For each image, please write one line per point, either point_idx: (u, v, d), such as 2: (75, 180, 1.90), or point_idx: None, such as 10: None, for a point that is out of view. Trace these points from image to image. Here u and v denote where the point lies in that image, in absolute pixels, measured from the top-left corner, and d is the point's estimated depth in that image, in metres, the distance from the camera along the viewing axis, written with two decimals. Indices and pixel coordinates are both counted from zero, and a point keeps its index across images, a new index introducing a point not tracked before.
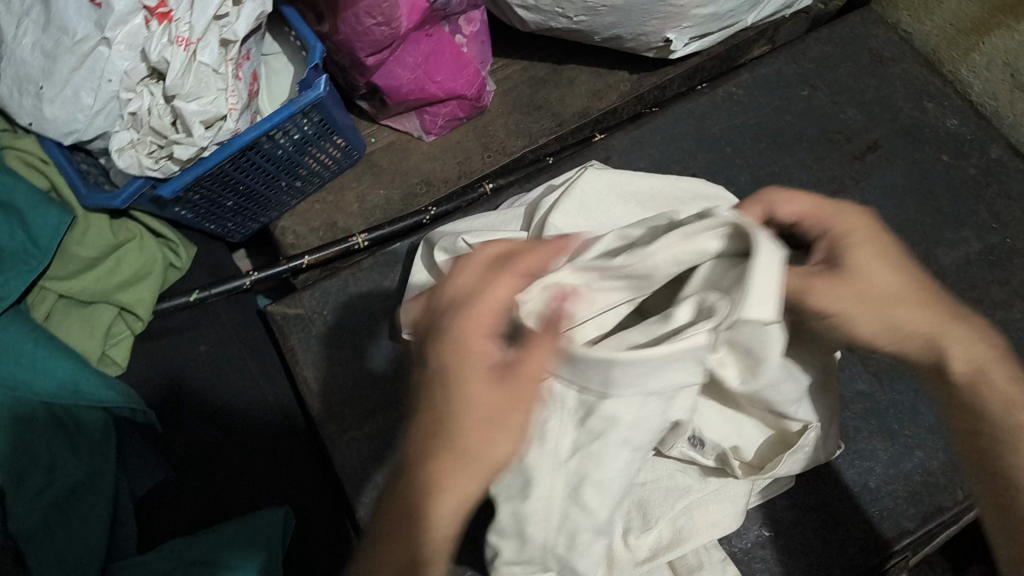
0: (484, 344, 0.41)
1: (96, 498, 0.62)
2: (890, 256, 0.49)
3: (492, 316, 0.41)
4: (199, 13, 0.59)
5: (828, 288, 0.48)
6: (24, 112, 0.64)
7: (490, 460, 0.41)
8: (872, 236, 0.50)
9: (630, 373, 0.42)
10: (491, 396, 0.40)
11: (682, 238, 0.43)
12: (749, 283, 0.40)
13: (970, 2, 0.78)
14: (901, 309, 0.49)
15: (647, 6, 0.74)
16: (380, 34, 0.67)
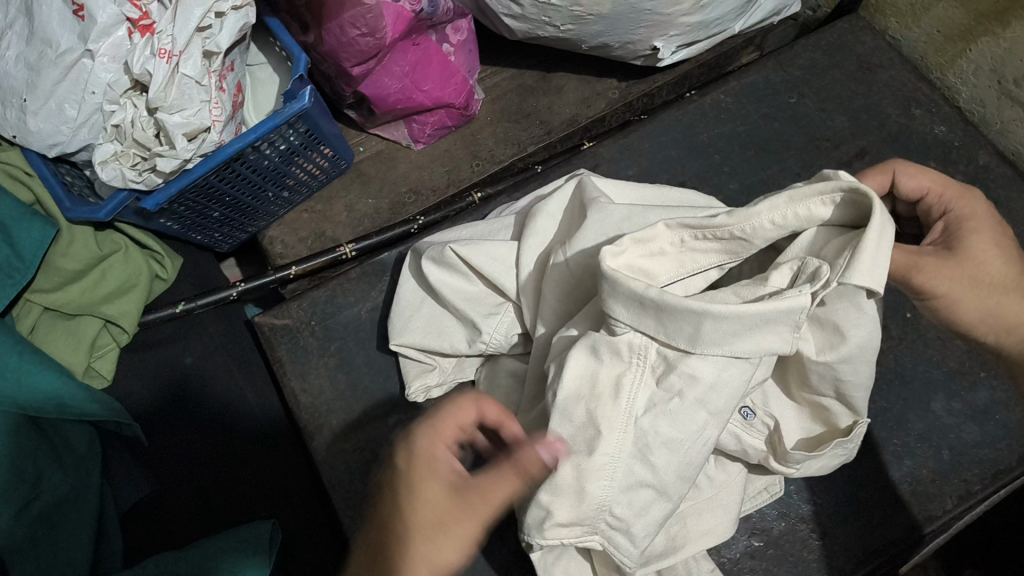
0: (445, 454, 0.46)
1: (81, 513, 0.61)
2: (1000, 242, 0.55)
3: (454, 432, 0.47)
4: (181, 26, 0.59)
5: (938, 268, 0.53)
6: (8, 125, 0.64)
7: (436, 566, 0.44)
8: (995, 222, 0.55)
9: (721, 328, 0.43)
10: (445, 503, 0.45)
11: (791, 202, 0.44)
12: (862, 250, 0.42)
13: (956, 9, 0.78)
14: (1005, 278, 0.55)
15: (634, 14, 0.74)
16: (366, 44, 0.67)
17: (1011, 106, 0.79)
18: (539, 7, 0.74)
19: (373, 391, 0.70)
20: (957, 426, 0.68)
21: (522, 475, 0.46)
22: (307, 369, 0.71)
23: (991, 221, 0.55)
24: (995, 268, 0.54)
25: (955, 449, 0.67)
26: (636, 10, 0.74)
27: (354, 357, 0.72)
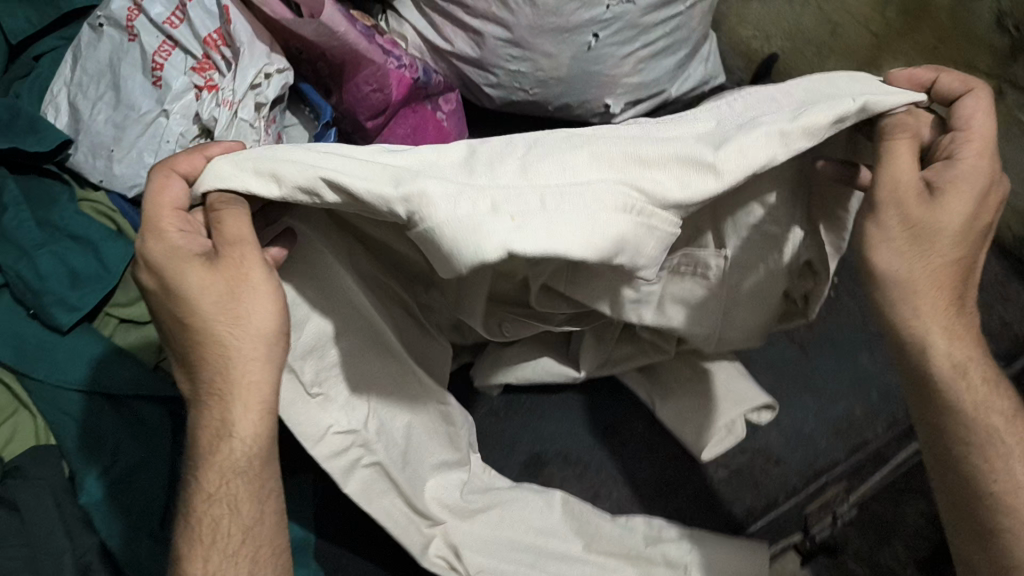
0: (178, 243, 0.58)
1: (152, 474, 0.78)
2: (970, 211, 0.58)
3: (176, 219, 0.58)
4: (239, 81, 0.78)
5: (905, 184, 0.58)
6: (96, 172, 0.83)
7: (237, 325, 0.59)
8: (983, 187, 0.58)
9: (438, 185, 0.52)
10: (201, 278, 0.58)
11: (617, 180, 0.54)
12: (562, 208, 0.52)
13: (845, 63, 0.97)
14: (945, 240, 0.59)
15: (587, 77, 0.94)
16: (376, 99, 0.86)
17: None
18: (510, 74, 0.95)
19: None
20: (877, 373, 0.85)
21: (241, 230, 0.57)
22: None
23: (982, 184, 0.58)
24: (943, 238, 0.58)
25: (882, 391, 0.84)
26: (586, 72, 0.93)
27: None
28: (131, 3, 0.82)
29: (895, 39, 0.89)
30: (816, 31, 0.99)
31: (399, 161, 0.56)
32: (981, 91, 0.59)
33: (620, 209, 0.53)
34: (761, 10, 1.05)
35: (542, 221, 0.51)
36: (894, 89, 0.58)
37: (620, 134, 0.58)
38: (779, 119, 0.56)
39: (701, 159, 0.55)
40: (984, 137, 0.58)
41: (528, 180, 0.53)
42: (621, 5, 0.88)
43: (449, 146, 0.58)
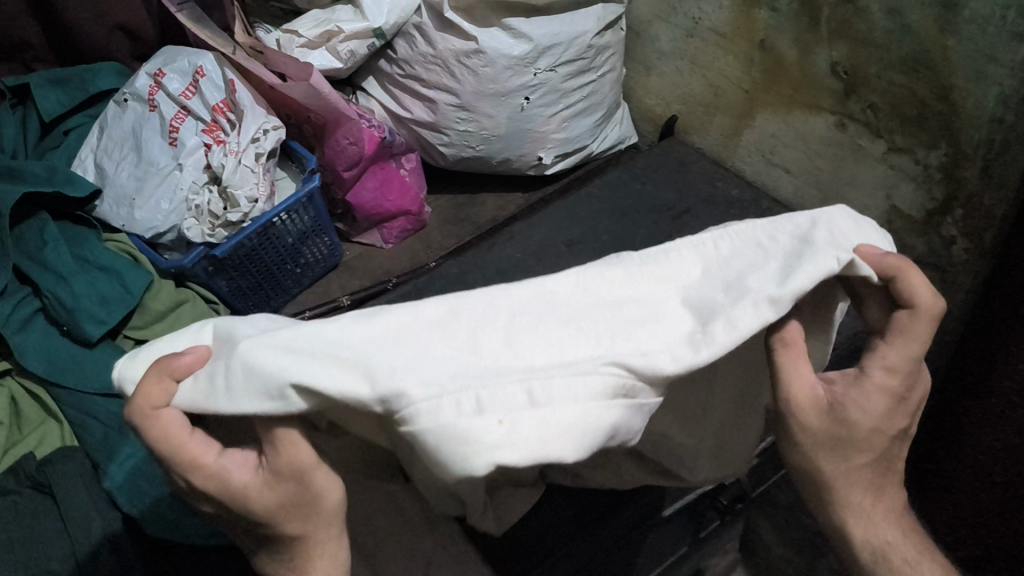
0: (207, 463, 0.52)
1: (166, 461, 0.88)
2: (888, 406, 0.60)
3: (191, 443, 0.51)
4: (243, 136, 0.97)
5: (805, 385, 0.57)
6: (119, 217, 0.99)
7: (311, 513, 0.54)
8: (901, 387, 0.59)
9: (407, 359, 0.45)
10: (259, 496, 0.52)
11: (592, 365, 0.46)
12: (549, 399, 0.44)
13: (726, 119, 1.22)
14: (862, 438, 0.60)
15: (521, 133, 1.16)
16: (352, 151, 1.05)
17: (774, 169, 1.18)
18: (460, 134, 1.16)
19: None
20: None
21: (278, 450, 0.50)
22: None
23: (901, 386, 0.59)
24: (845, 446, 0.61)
25: None
26: (522, 129, 1.15)
27: None
28: (151, 82, 1.01)
29: (763, 93, 1.13)
30: (703, 93, 1.23)
31: (331, 362, 0.45)
32: (922, 310, 0.56)
33: (601, 399, 0.45)
34: (660, 82, 1.30)
35: (530, 418, 0.43)
36: (840, 238, 0.54)
37: (579, 305, 0.50)
38: (762, 282, 0.51)
39: (687, 331, 0.49)
40: (917, 345, 0.58)
41: (513, 357, 0.46)
42: (545, 73, 1.11)
43: (420, 302, 0.49)
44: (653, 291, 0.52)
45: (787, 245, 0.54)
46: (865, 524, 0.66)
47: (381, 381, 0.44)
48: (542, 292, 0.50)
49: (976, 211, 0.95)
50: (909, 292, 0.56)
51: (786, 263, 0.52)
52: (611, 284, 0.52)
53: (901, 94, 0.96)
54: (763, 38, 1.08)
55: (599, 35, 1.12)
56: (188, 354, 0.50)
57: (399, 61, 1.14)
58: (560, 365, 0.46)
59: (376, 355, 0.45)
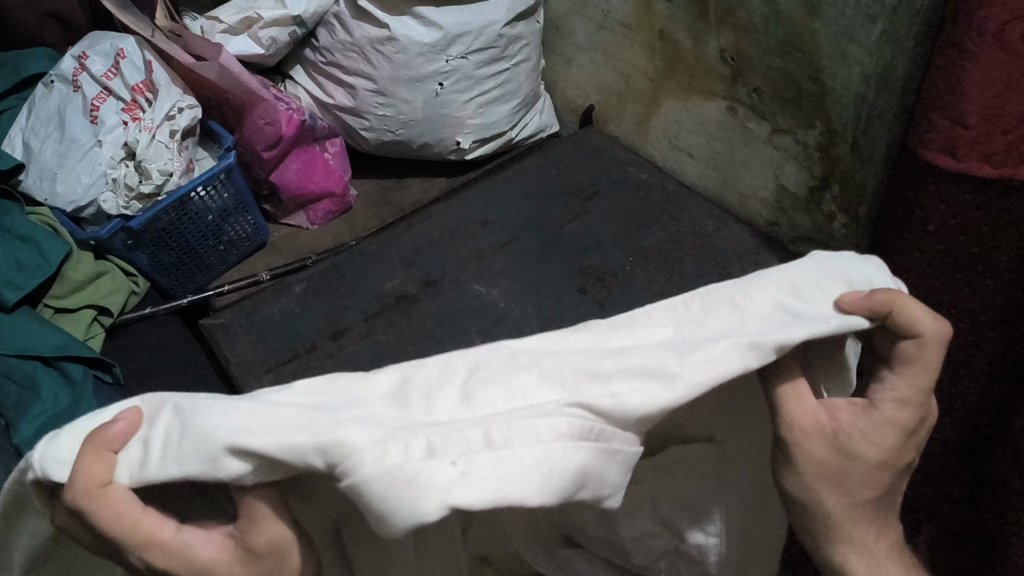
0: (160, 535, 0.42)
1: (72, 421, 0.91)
2: (893, 444, 0.50)
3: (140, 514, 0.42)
4: (157, 113, 1.03)
5: (802, 413, 0.50)
6: (41, 191, 1.04)
7: None
8: (908, 422, 0.50)
9: (353, 418, 0.41)
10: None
11: (559, 411, 0.42)
12: (507, 444, 0.40)
13: (637, 108, 1.28)
14: (864, 478, 0.51)
15: (438, 118, 1.22)
16: (269, 131, 1.11)
17: (681, 154, 1.24)
18: (379, 119, 1.21)
19: (289, 341, 1.07)
20: None
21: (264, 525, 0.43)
22: (241, 344, 1.07)
23: (908, 421, 0.50)
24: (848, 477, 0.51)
25: None
26: (437, 114, 1.21)
27: (282, 330, 1.08)
28: (76, 64, 1.07)
29: (666, 82, 1.20)
30: (616, 83, 1.29)
31: (280, 418, 0.40)
32: (926, 339, 0.49)
33: (571, 440, 0.41)
34: (579, 73, 1.36)
35: (489, 463, 0.40)
36: (828, 291, 0.50)
37: (547, 357, 0.46)
38: (748, 328, 0.47)
39: (665, 364, 0.44)
40: (920, 372, 0.49)
41: (468, 410, 0.42)
42: (457, 60, 1.16)
43: (374, 374, 0.45)
44: (630, 339, 0.47)
45: (776, 293, 0.49)
46: (856, 549, 0.55)
47: (325, 433, 0.39)
48: (504, 351, 0.46)
49: (852, 186, 1.00)
50: (906, 320, 0.48)
51: (787, 322, 0.47)
52: (576, 343, 0.47)
53: (780, 77, 1.02)
54: (662, 28, 1.15)
55: (509, 26, 1.19)
56: (119, 422, 0.42)
57: (321, 49, 1.20)
58: (521, 413, 0.42)
59: (315, 411, 0.41)
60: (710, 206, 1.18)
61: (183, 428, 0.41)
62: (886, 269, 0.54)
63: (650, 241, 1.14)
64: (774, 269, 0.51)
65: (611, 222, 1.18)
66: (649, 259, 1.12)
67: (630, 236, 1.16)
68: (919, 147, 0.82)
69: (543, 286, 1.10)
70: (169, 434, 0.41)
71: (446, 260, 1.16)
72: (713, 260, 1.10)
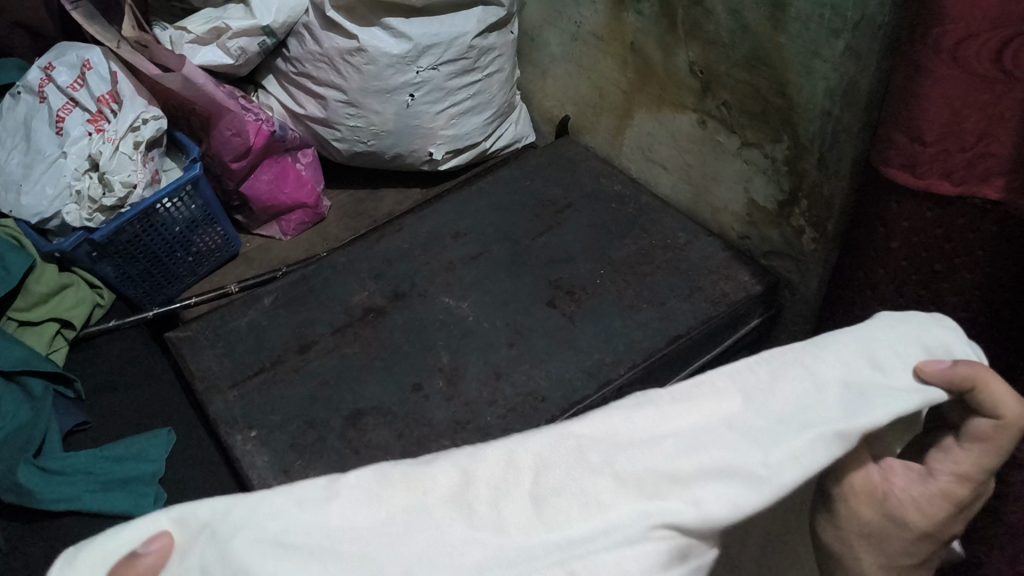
0: None
1: (31, 436, 0.89)
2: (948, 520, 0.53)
3: None
4: (120, 124, 1.02)
5: (856, 478, 0.52)
6: (6, 203, 1.04)
7: None
8: (959, 500, 0.52)
9: (456, 542, 0.42)
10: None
11: (653, 517, 0.42)
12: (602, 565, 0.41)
13: (611, 119, 1.27)
14: (907, 546, 0.53)
15: (409, 130, 1.21)
16: (237, 143, 1.10)
17: (654, 166, 1.24)
18: (350, 130, 1.21)
19: (254, 354, 1.05)
20: (628, 332, 1.02)
21: None
22: (205, 357, 1.05)
23: (960, 500, 0.52)
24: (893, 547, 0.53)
25: (627, 344, 1.01)
26: (409, 125, 1.21)
27: (247, 342, 1.07)
28: (42, 75, 1.07)
29: (638, 94, 1.19)
30: (591, 94, 1.29)
31: (370, 528, 0.42)
32: (1010, 423, 0.51)
33: (659, 566, 0.42)
34: (554, 84, 1.35)
35: None
36: (902, 365, 0.50)
37: (654, 436, 0.46)
38: (829, 413, 0.46)
39: (746, 466, 0.44)
40: (982, 456, 0.52)
41: (568, 514, 0.43)
42: (427, 72, 1.16)
43: (430, 468, 0.44)
44: (722, 413, 0.47)
45: (842, 368, 0.49)
46: None
47: (415, 568, 0.41)
48: (565, 438, 0.46)
49: (820, 201, 0.99)
50: (983, 401, 0.51)
51: (856, 402, 0.47)
52: (680, 415, 0.47)
53: (748, 91, 1.01)
54: (633, 40, 1.15)
55: (480, 37, 1.18)
56: (150, 551, 0.40)
57: (291, 59, 1.20)
58: (630, 518, 0.42)
59: (421, 526, 0.42)
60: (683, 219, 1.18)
61: (219, 551, 0.41)
62: (962, 333, 0.54)
63: (622, 254, 1.13)
64: (841, 335, 0.51)
65: (583, 235, 1.17)
66: (620, 272, 1.10)
67: (602, 248, 1.15)
68: (880, 164, 0.81)
69: (512, 299, 1.09)
70: (207, 567, 0.40)
71: (416, 272, 1.15)
72: (684, 273, 1.09)
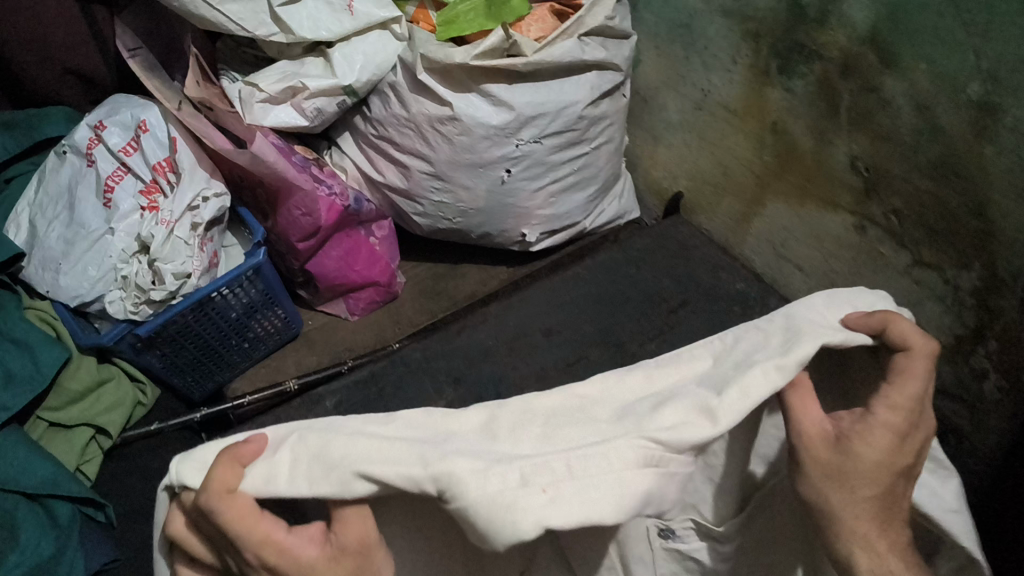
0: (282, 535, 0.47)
1: None
2: (899, 443, 0.53)
3: (255, 508, 0.46)
4: (176, 204, 0.88)
5: (800, 402, 0.54)
6: (43, 283, 0.91)
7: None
8: (902, 424, 0.53)
9: (462, 452, 0.47)
10: (325, 573, 0.47)
11: (642, 438, 0.48)
12: (586, 485, 0.46)
13: (734, 203, 1.10)
14: (872, 470, 0.53)
15: (502, 208, 1.06)
16: (306, 222, 0.95)
17: (786, 265, 1.06)
18: (435, 205, 1.05)
19: None
20: None
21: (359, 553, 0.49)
22: None
23: (902, 422, 0.53)
24: (859, 504, 0.54)
25: None
26: (503, 204, 1.05)
27: None
28: (91, 134, 0.93)
29: (773, 181, 1.02)
30: (712, 172, 1.12)
31: (387, 451, 0.47)
32: (916, 352, 0.53)
33: (637, 466, 0.47)
34: (667, 153, 1.18)
35: (572, 493, 0.45)
36: (818, 313, 0.56)
37: (614, 396, 0.54)
38: (768, 353, 0.53)
39: (703, 402, 0.50)
40: (908, 367, 0.53)
41: (551, 443, 0.49)
42: (528, 145, 1.00)
43: (464, 410, 0.52)
44: (680, 370, 0.55)
45: (782, 326, 0.56)
46: None
47: (434, 465, 0.45)
48: (571, 397, 0.54)
49: (1013, 345, 0.80)
50: (900, 338, 0.53)
51: (761, 345, 0.54)
52: (635, 393, 0.54)
53: (927, 201, 0.84)
54: (776, 120, 0.98)
55: (592, 106, 1.01)
56: (250, 442, 0.49)
57: (373, 120, 1.04)
58: (608, 440, 0.48)
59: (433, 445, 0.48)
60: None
61: (310, 461, 0.48)
62: (891, 301, 0.60)
63: None
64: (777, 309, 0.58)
65: None
66: None
67: None
68: None
69: None
70: (297, 460, 0.48)
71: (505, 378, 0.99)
72: None
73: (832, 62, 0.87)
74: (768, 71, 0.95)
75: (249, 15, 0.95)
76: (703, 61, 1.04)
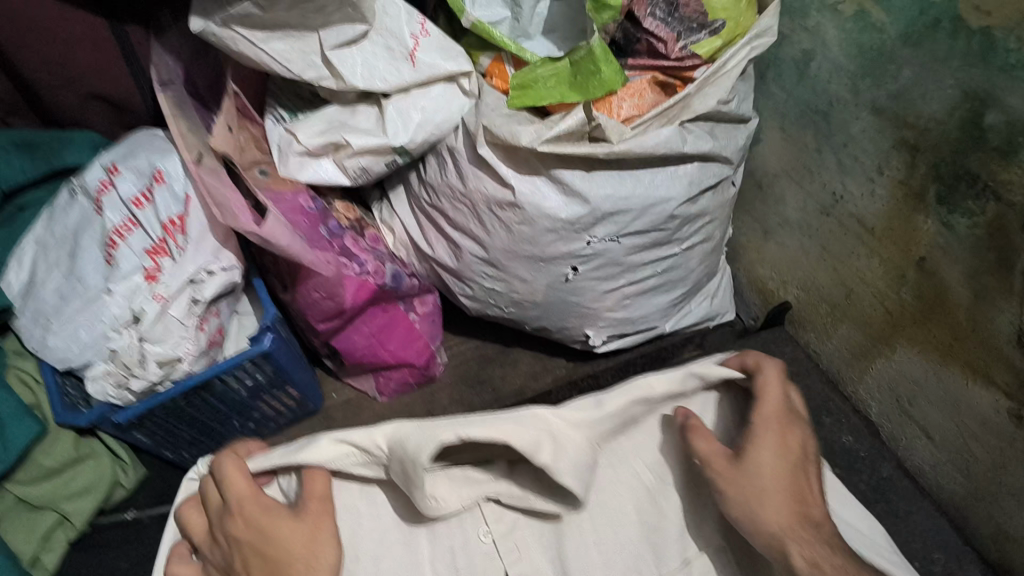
0: (261, 499, 0.58)
1: None
2: (784, 441, 0.63)
3: (249, 484, 0.58)
4: (175, 278, 0.76)
5: (699, 431, 0.64)
6: (32, 340, 0.80)
7: (327, 565, 0.55)
8: (777, 410, 0.64)
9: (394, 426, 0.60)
10: (291, 521, 0.57)
11: (552, 413, 0.63)
12: (483, 426, 0.58)
13: (855, 333, 0.90)
14: (771, 469, 0.61)
15: (564, 306, 0.89)
16: (326, 304, 0.82)
17: (909, 424, 0.87)
18: (486, 291, 0.90)
19: None
20: None
21: (326, 507, 0.58)
22: None
23: (776, 411, 0.64)
24: (765, 504, 0.60)
25: None
26: (566, 302, 0.88)
27: None
28: (103, 177, 0.81)
29: (910, 325, 0.82)
30: (831, 291, 0.92)
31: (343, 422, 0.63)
32: (768, 367, 0.67)
33: (538, 415, 0.62)
34: (778, 252, 0.99)
35: (474, 424, 0.59)
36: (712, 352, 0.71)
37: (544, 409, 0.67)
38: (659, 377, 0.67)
39: (596, 396, 0.66)
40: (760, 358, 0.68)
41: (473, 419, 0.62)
42: (603, 243, 0.82)
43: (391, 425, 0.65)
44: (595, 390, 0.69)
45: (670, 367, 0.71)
46: None
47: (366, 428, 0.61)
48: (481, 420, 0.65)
49: None
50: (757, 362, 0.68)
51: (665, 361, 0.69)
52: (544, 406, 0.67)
53: None
54: (925, 255, 0.77)
55: (689, 203, 0.83)
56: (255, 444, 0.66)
57: (427, 184, 0.89)
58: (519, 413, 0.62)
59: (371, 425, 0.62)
60: (934, 518, 0.84)
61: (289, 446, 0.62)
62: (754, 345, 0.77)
63: None
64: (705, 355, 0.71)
65: None
66: None
67: None
68: None
69: None
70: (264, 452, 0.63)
71: None
72: None
73: (1015, 210, 0.66)
74: (924, 195, 0.74)
75: (297, 56, 0.79)
76: (840, 161, 0.83)
